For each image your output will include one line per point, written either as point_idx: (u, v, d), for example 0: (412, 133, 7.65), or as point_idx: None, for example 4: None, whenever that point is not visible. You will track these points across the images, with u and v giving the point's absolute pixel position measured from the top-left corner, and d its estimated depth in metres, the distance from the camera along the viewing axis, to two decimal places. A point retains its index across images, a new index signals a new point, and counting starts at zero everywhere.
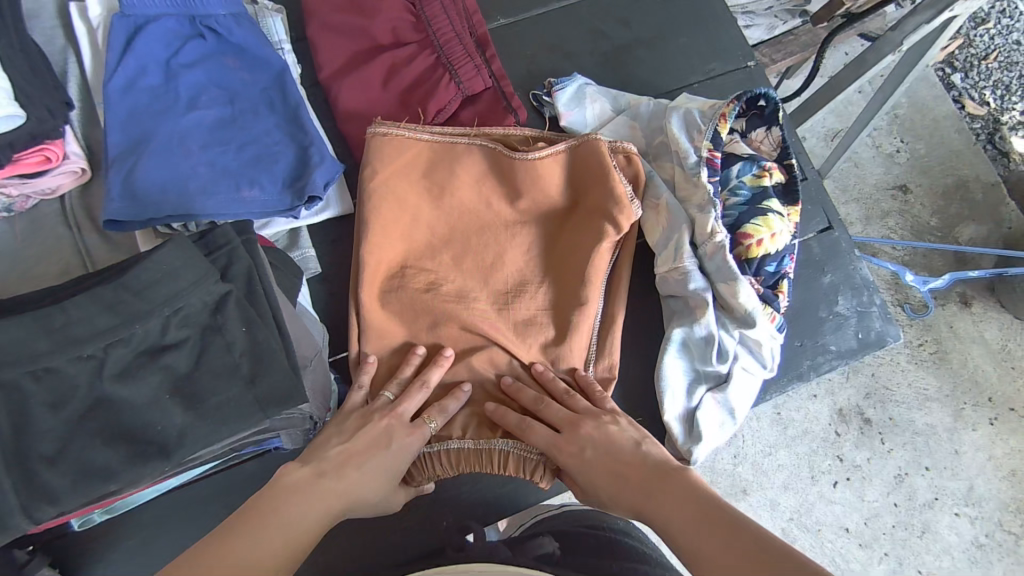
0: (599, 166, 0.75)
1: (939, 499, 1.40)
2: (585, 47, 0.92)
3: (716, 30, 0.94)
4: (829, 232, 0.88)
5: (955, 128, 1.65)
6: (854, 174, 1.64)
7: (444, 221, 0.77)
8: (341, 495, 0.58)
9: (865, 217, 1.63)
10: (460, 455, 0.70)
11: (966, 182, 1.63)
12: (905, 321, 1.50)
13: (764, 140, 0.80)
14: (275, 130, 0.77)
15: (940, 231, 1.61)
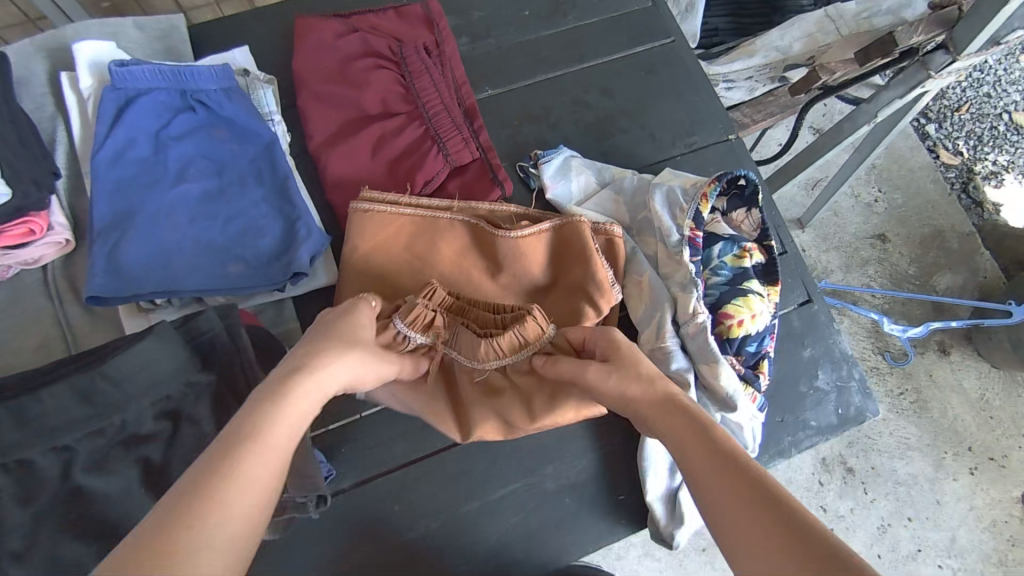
0: (581, 249, 0.76)
1: (922, 550, 1.40)
2: (571, 116, 0.94)
3: (699, 101, 0.97)
4: (809, 305, 0.89)
5: (930, 178, 1.70)
6: (834, 223, 1.68)
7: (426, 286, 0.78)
8: (302, 379, 0.55)
9: (845, 265, 1.66)
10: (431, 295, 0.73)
11: (942, 232, 1.67)
12: (886, 369, 1.52)
13: (744, 219, 0.82)
14: (262, 203, 0.77)
15: (917, 279, 1.64)
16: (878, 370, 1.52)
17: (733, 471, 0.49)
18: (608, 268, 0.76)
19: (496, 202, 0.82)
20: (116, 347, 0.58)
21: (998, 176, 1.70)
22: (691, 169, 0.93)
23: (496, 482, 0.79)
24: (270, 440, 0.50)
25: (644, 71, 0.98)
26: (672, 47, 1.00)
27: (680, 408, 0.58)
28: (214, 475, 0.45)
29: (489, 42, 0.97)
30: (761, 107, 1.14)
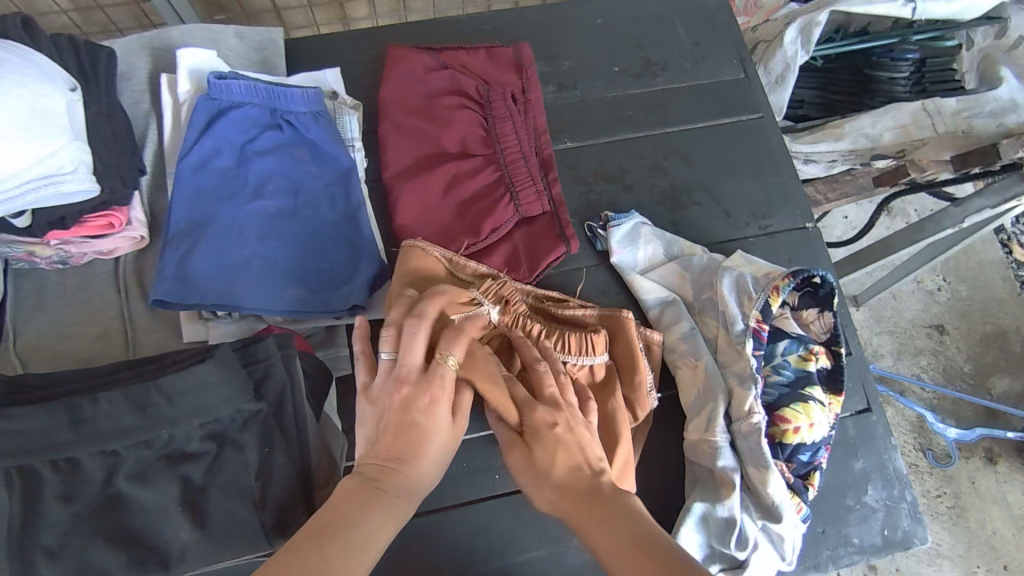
0: (626, 347, 0.76)
1: None
2: (647, 180, 0.92)
3: (777, 182, 0.94)
4: (867, 414, 0.85)
5: (999, 275, 1.63)
6: (891, 306, 1.62)
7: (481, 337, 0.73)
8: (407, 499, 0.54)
9: (897, 352, 1.59)
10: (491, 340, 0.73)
11: (1004, 332, 1.59)
12: (926, 468, 1.45)
13: (814, 320, 0.77)
14: (333, 228, 0.78)
15: (973, 378, 1.56)
16: (916, 466, 1.45)
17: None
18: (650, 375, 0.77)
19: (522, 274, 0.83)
20: (178, 364, 0.59)
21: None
22: (761, 252, 0.90)
23: (518, 548, 0.76)
24: (336, 551, 0.48)
25: (727, 143, 0.95)
26: (759, 123, 0.97)
27: (610, 503, 0.54)
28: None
29: (575, 94, 0.96)
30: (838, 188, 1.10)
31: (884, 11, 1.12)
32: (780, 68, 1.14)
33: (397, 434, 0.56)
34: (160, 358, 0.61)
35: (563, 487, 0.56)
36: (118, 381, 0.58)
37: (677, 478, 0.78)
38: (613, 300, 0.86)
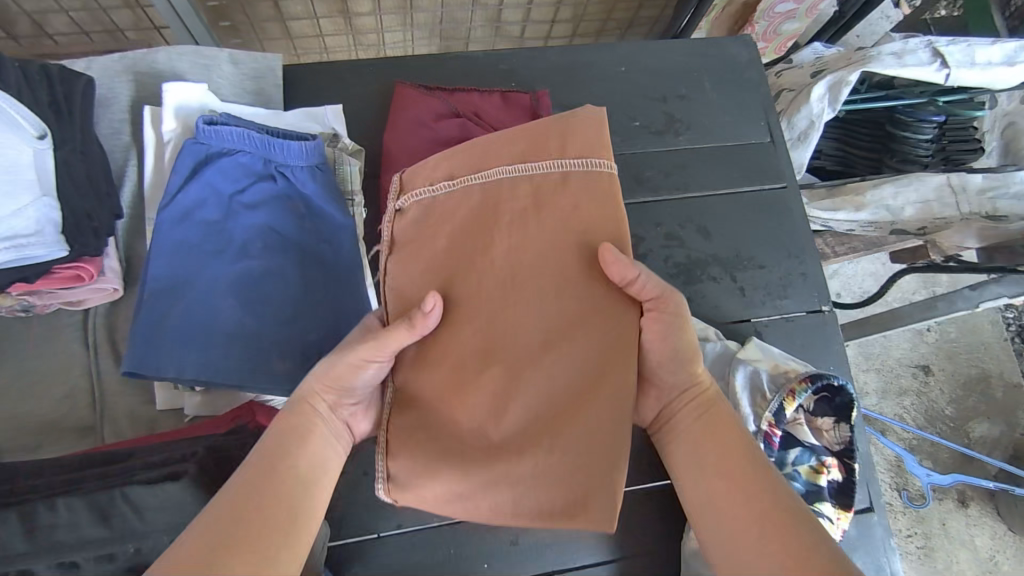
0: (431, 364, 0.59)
1: None
2: (662, 250, 0.88)
3: (795, 259, 0.90)
4: (868, 514, 0.84)
5: (988, 318, 1.63)
6: (879, 344, 1.63)
7: (526, 244, 0.55)
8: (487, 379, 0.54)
9: (881, 390, 1.60)
10: (459, 256, 0.57)
11: (988, 377, 1.60)
12: (900, 507, 1.47)
13: (828, 428, 0.75)
14: (325, 295, 0.71)
15: (953, 421, 1.57)
16: (891, 507, 1.47)
17: (754, 479, 0.52)
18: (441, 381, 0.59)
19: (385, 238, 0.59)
20: (152, 477, 0.53)
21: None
22: (774, 337, 0.87)
23: None
24: (300, 468, 0.52)
25: (747, 215, 0.91)
26: (782, 193, 0.92)
27: (714, 419, 0.57)
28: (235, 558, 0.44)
29: None
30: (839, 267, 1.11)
31: (916, 74, 1.05)
32: (804, 125, 1.09)
33: (498, 304, 0.55)
34: (134, 462, 0.55)
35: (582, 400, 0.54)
36: (87, 487, 0.53)
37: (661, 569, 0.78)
38: None
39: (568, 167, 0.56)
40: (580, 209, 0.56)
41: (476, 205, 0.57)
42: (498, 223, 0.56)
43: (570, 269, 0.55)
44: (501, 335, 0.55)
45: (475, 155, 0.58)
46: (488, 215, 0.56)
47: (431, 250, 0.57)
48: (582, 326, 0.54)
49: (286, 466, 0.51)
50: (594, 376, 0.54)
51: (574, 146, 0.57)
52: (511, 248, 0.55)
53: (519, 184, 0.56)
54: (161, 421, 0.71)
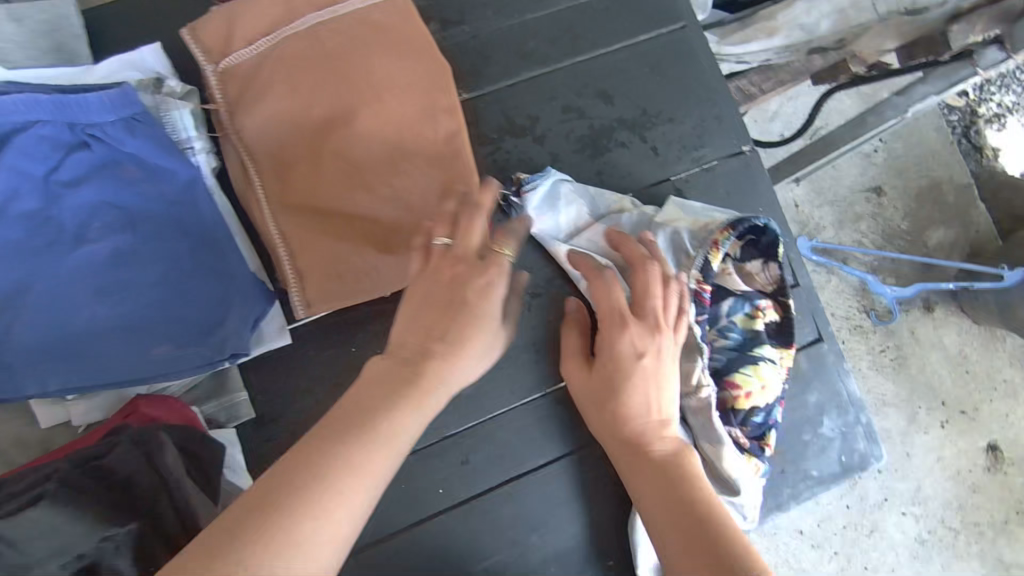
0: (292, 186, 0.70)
1: (889, 500, 1.42)
2: (561, 126, 0.80)
3: (706, 103, 0.83)
4: (817, 344, 0.83)
5: (932, 126, 1.60)
6: (831, 176, 1.57)
7: (343, 67, 0.70)
8: (347, 178, 0.70)
9: (838, 221, 1.56)
10: (292, 87, 0.70)
11: (939, 184, 1.58)
12: (869, 329, 1.49)
13: (758, 271, 0.72)
14: (186, 260, 0.64)
15: (909, 235, 1.56)
16: (862, 327, 1.49)
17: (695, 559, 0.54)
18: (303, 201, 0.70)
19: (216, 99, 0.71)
20: (13, 505, 0.47)
21: (999, 120, 1.62)
22: (697, 192, 0.81)
23: (477, 557, 0.73)
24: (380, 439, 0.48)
25: (648, 66, 0.82)
26: (682, 33, 0.84)
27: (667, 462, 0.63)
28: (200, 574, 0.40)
29: (463, 30, 0.80)
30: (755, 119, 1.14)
31: None
32: None
33: (338, 117, 0.70)
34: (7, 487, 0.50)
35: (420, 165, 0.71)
36: None
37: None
38: (542, 276, 0.77)
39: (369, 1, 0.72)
40: (383, 32, 0.71)
41: (291, 44, 0.70)
42: (317, 56, 0.70)
43: (380, 77, 0.71)
44: (336, 145, 0.70)
45: (278, 14, 0.71)
46: (304, 53, 0.70)
47: (260, 81, 0.70)
48: (398, 114, 0.71)
49: (325, 497, 0.44)
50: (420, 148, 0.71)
51: None
52: (335, 70, 0.70)
53: (325, 26, 0.71)
54: (55, 437, 0.65)
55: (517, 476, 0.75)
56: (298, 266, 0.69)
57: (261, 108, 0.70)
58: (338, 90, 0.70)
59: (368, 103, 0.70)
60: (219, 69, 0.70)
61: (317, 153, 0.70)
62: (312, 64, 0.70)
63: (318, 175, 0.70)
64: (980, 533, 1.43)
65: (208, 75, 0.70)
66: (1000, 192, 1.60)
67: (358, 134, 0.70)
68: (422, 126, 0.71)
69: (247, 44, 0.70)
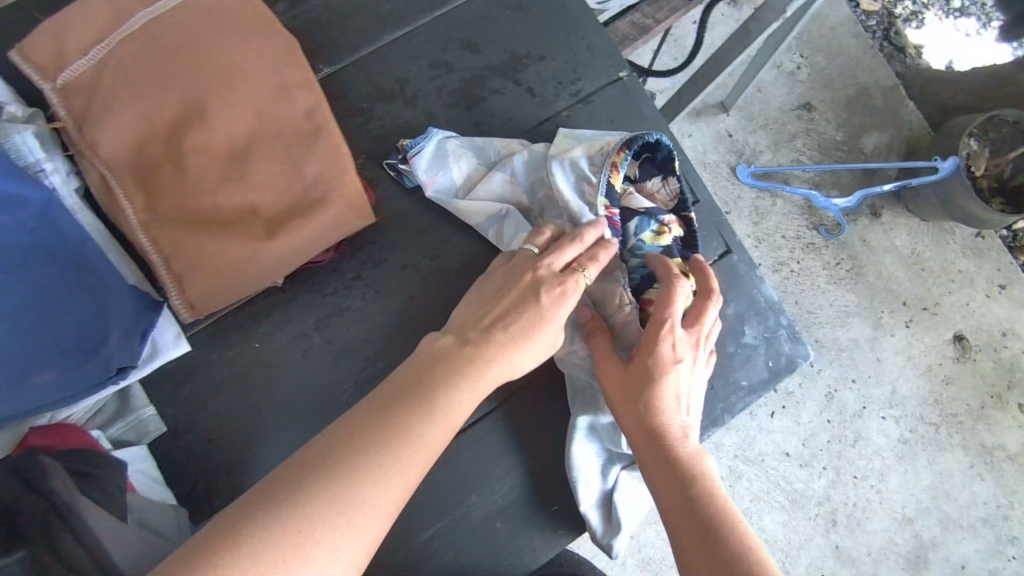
0: (156, 188, 0.68)
1: (868, 407, 1.43)
2: (431, 84, 0.79)
3: (574, 36, 0.82)
4: (727, 257, 0.83)
5: (850, 34, 1.61)
6: (758, 100, 1.57)
7: (184, 57, 0.69)
8: (211, 169, 0.69)
9: (774, 143, 1.55)
10: (136, 87, 0.68)
11: (866, 90, 1.59)
12: (821, 243, 1.51)
13: (659, 189, 0.75)
14: (60, 285, 0.63)
15: (846, 145, 1.56)
16: (814, 244, 1.50)
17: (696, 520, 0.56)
18: (168, 200, 0.68)
19: (60, 115, 0.68)
20: None
21: (917, 17, 1.67)
22: (580, 124, 0.80)
23: (421, 527, 0.73)
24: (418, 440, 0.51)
25: (511, 9, 0.81)
26: None
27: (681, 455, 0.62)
28: (277, 502, 0.44)
29: (314, 4, 0.79)
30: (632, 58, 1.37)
31: None
32: None
33: (189, 110, 0.69)
34: None
35: (286, 142, 0.70)
36: None
37: (550, 394, 0.77)
38: (436, 237, 0.76)
39: None
40: (219, 17, 0.70)
41: (125, 45, 0.68)
42: (157, 51, 0.68)
43: (225, 62, 0.69)
44: (193, 138, 0.68)
45: (108, 18, 0.69)
46: (143, 52, 0.68)
47: (101, 87, 0.68)
48: (251, 96, 0.70)
49: (367, 493, 0.47)
50: (280, 126, 0.70)
51: None
52: (178, 62, 0.68)
53: (158, 20, 0.69)
54: None
55: (449, 440, 0.75)
56: (174, 268, 0.67)
57: (107, 114, 0.67)
58: (183, 81, 0.68)
59: (217, 88, 0.69)
60: (57, 83, 0.68)
61: (176, 151, 0.69)
62: (151, 59, 0.68)
63: (180, 171, 0.68)
64: (959, 424, 1.44)
65: (48, 93, 0.68)
66: (926, 88, 1.61)
67: (213, 122, 0.68)
68: (280, 105, 0.70)
69: (83, 53, 0.68)
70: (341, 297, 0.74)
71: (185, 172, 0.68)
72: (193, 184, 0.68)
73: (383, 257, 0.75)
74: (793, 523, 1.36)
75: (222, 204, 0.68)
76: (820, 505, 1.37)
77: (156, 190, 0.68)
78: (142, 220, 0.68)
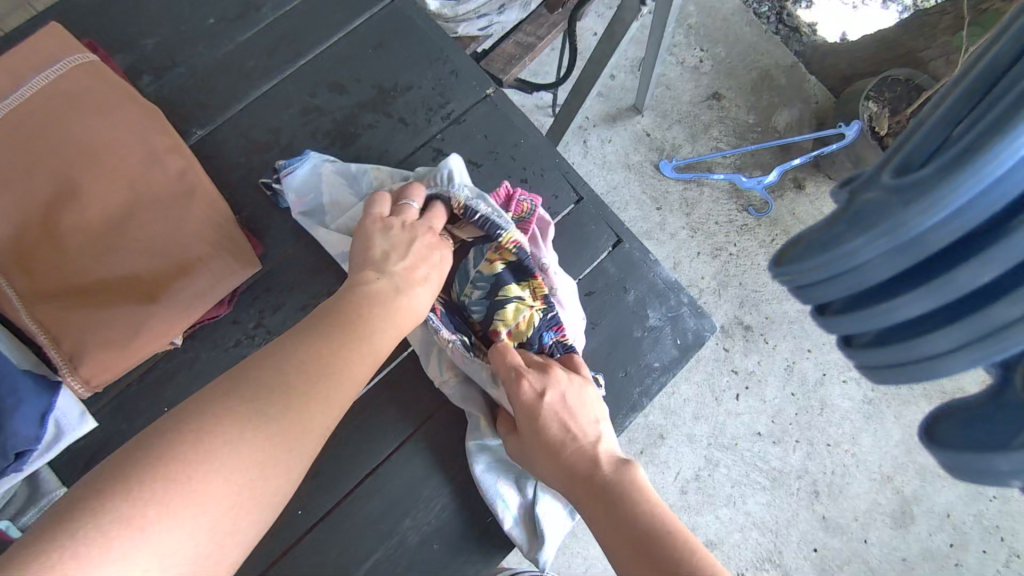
0: (39, 270, 0.68)
1: (828, 373, 1.46)
2: (305, 128, 0.81)
3: (437, 62, 0.85)
4: (620, 246, 0.86)
5: (744, 21, 1.68)
6: (668, 97, 1.62)
7: (50, 140, 0.70)
8: (93, 242, 0.69)
9: (691, 135, 1.60)
10: (6, 176, 0.68)
11: (769, 72, 1.65)
12: (754, 223, 1.55)
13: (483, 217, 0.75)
14: None
15: (760, 126, 1.62)
16: (747, 225, 1.55)
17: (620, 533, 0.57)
18: (55, 280, 0.68)
19: None
20: None
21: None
22: (455, 144, 0.83)
23: (356, 562, 0.72)
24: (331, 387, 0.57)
25: (372, 46, 0.85)
26: (393, 7, 0.87)
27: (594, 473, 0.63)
28: (220, 419, 0.50)
29: (179, 71, 0.81)
30: (531, 76, 1.53)
31: None
32: None
33: (62, 189, 0.69)
34: None
35: (165, 203, 0.72)
36: None
37: None
38: (328, 271, 0.77)
39: (58, 70, 0.72)
40: (80, 97, 0.72)
41: None
42: (21, 138, 0.69)
43: (92, 138, 0.71)
44: (71, 216, 0.69)
45: None
46: (6, 141, 0.69)
47: None
48: (123, 168, 0.71)
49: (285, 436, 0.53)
50: (157, 190, 0.72)
51: (51, 55, 0.72)
52: (44, 145, 0.70)
53: (18, 109, 0.70)
54: None
55: (373, 468, 0.75)
56: (65, 348, 0.67)
57: None
58: (53, 162, 0.70)
59: (88, 164, 0.70)
60: None
61: (54, 231, 0.69)
62: (17, 146, 0.69)
63: (62, 250, 0.69)
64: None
65: None
66: (825, 60, 1.68)
67: (88, 197, 0.70)
68: (154, 170, 0.72)
69: None
70: (244, 346, 0.74)
71: (68, 250, 0.69)
72: (78, 260, 0.69)
73: (280, 301, 0.76)
74: (777, 501, 1.37)
75: (110, 275, 0.69)
76: (800, 478, 1.39)
77: (40, 273, 0.68)
78: (29, 305, 0.67)
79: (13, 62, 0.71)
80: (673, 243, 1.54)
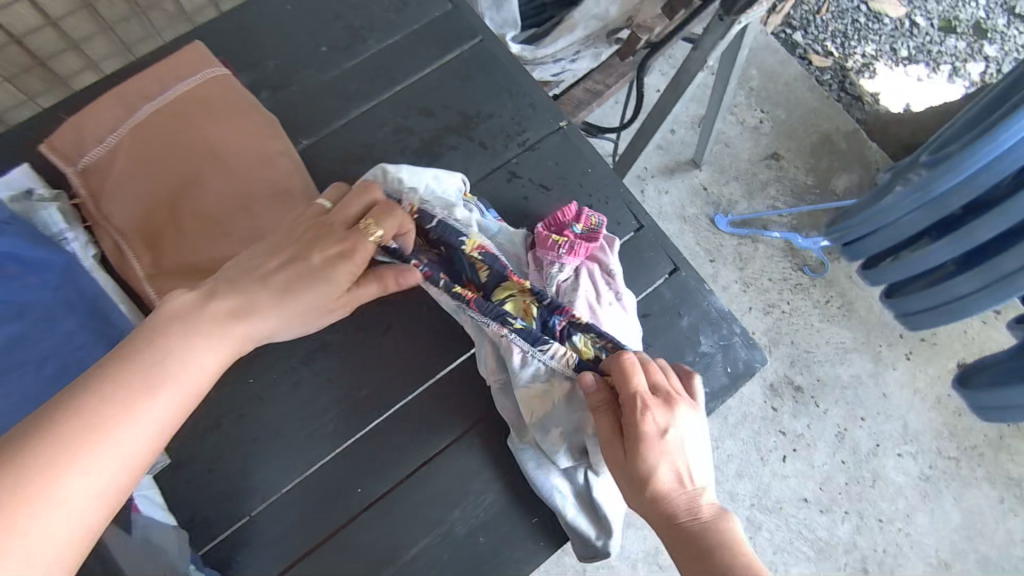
0: (162, 248, 0.78)
1: (881, 446, 1.42)
2: (396, 145, 0.90)
3: (516, 95, 0.94)
4: (676, 274, 0.90)
5: (806, 86, 1.74)
6: (727, 153, 1.67)
7: (184, 138, 0.81)
8: (209, 228, 0.79)
9: (747, 192, 1.64)
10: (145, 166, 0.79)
11: (830, 136, 1.69)
12: (808, 283, 1.55)
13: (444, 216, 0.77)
14: (78, 333, 0.73)
15: (818, 188, 1.65)
16: (802, 285, 1.55)
17: None
18: (173, 257, 0.77)
19: (81, 196, 0.78)
20: None
21: (868, 69, 1.81)
22: (527, 169, 0.91)
23: (406, 545, 0.75)
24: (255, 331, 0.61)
25: (460, 79, 0.94)
26: (481, 46, 0.96)
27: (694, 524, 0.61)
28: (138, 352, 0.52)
29: (292, 89, 0.92)
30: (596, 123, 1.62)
31: None
32: None
33: (189, 180, 0.80)
34: None
35: (272, 198, 0.80)
36: None
37: None
38: None
39: (197, 80, 0.83)
40: (212, 104, 0.83)
41: (133, 133, 0.80)
42: (160, 134, 0.81)
43: (217, 139, 0.82)
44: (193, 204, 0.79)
45: (118, 112, 0.81)
46: (148, 136, 0.80)
47: (114, 168, 0.79)
48: (241, 166, 0.81)
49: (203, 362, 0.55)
50: (266, 186, 0.81)
51: (193, 67, 0.84)
52: (179, 142, 0.81)
53: (161, 111, 0.81)
54: None
55: (429, 459, 0.79)
56: None
57: (120, 190, 0.78)
58: (184, 157, 0.80)
59: (212, 160, 0.81)
60: (77, 168, 0.78)
61: (178, 216, 0.79)
62: (156, 141, 0.80)
63: (184, 233, 0.78)
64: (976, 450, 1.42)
65: (70, 176, 0.78)
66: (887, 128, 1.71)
67: (209, 188, 0.80)
68: (265, 169, 0.81)
69: (98, 142, 0.80)
70: (324, 333, 0.81)
71: (188, 233, 0.78)
72: (195, 241, 0.78)
73: None
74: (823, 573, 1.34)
75: (219, 257, 0.78)
76: (849, 552, 1.35)
77: (163, 251, 0.78)
78: (150, 277, 0.77)
79: (161, 72, 0.83)
80: (725, 295, 1.55)
